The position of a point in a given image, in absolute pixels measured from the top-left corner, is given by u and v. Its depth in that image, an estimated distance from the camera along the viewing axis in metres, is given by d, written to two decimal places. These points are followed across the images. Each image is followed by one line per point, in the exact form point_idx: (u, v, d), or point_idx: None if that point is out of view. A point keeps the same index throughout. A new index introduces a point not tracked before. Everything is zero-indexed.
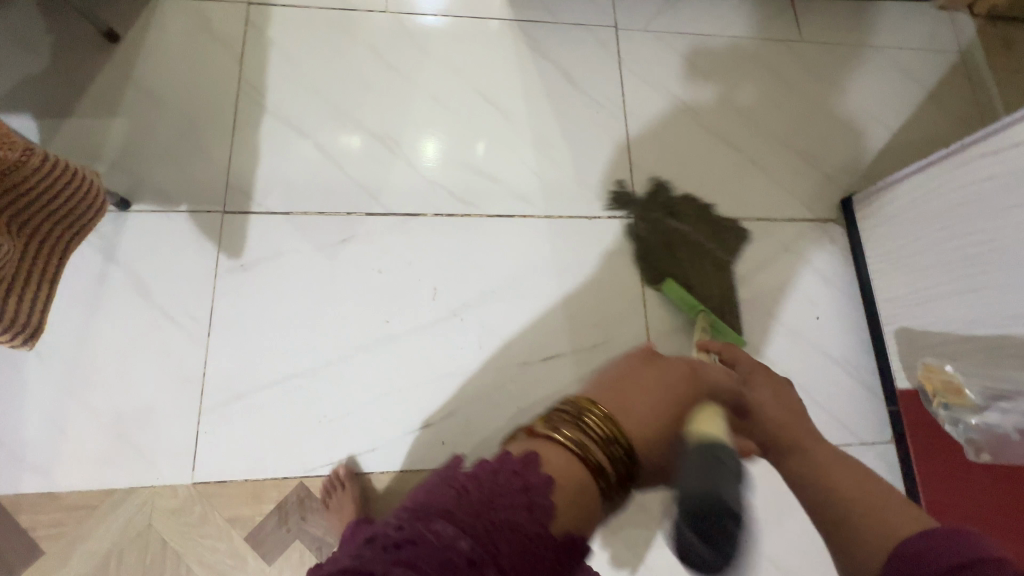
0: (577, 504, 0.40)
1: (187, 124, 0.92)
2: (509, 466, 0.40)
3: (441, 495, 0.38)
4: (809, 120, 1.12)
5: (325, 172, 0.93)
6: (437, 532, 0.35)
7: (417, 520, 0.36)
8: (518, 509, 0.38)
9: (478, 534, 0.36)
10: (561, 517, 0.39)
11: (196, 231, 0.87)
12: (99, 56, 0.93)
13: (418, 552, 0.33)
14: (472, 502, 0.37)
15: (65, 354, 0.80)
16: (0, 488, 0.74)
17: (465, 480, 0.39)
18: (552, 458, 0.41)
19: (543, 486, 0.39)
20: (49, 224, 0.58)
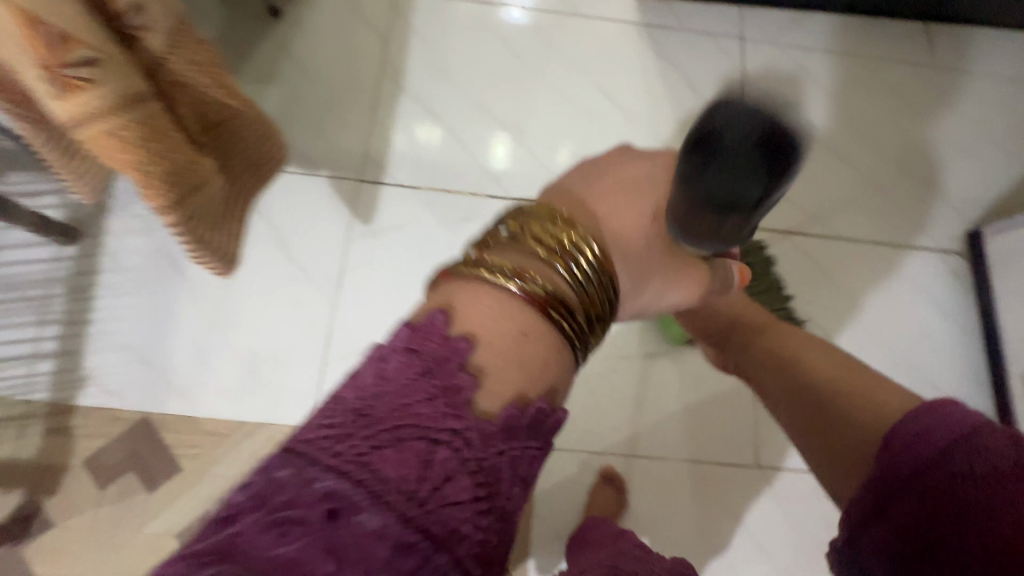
0: (512, 355, 0.36)
1: (333, 97, 0.99)
2: (410, 344, 0.35)
3: (315, 420, 0.32)
4: (935, 147, 1.08)
5: (454, 153, 0.98)
6: (286, 479, 0.29)
7: (272, 467, 0.30)
8: (411, 419, 0.32)
9: (355, 468, 0.29)
10: (488, 369, 0.35)
11: (335, 196, 0.93)
12: (262, 29, 1.01)
13: (254, 518, 0.28)
14: (350, 421, 0.31)
15: (211, 293, 0.87)
16: (148, 406, 0.82)
17: (348, 390, 0.33)
18: (477, 311, 0.37)
19: (450, 363, 0.34)
20: (247, 174, 0.65)
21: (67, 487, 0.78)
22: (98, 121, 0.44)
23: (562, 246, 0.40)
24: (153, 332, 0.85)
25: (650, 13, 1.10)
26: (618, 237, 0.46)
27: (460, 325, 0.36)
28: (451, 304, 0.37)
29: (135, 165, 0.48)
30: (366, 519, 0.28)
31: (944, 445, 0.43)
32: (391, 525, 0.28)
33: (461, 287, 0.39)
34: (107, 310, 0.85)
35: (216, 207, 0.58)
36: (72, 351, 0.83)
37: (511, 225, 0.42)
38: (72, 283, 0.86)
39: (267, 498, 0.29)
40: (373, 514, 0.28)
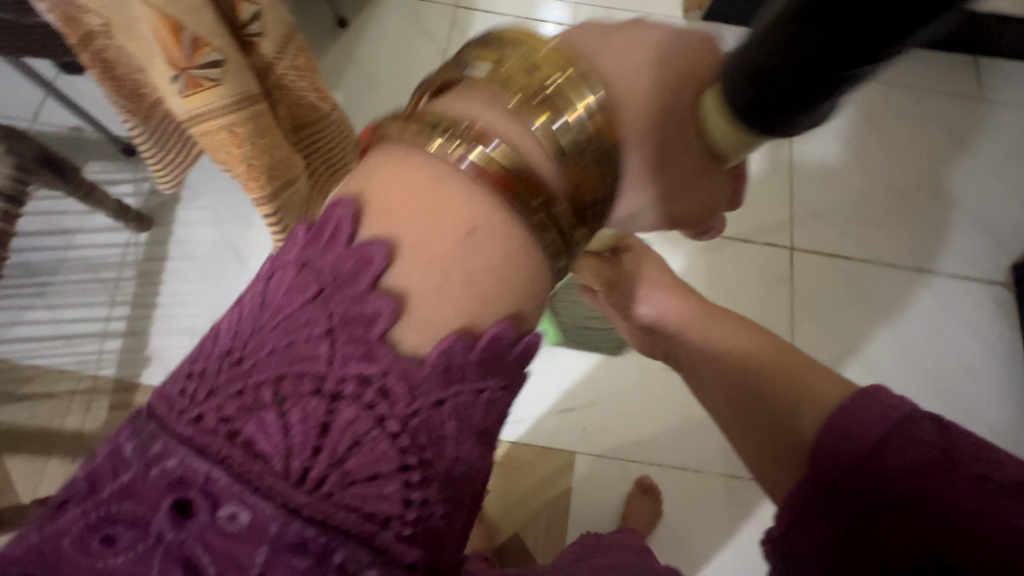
0: (445, 261, 0.26)
1: (392, 105, 1.04)
2: (302, 253, 0.27)
3: (184, 366, 0.27)
4: (980, 178, 1.08)
5: None
6: (129, 459, 0.24)
7: (121, 433, 0.26)
8: (293, 369, 0.25)
9: (211, 441, 0.24)
10: (408, 275, 0.26)
11: None
12: (329, 38, 1.07)
13: (86, 511, 0.24)
14: (223, 369, 0.26)
15: None
16: None
17: (230, 324, 0.27)
18: (389, 195, 0.27)
19: (356, 283, 0.26)
20: (326, 172, 0.69)
21: None
22: (216, 117, 0.49)
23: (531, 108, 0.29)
24: (214, 319, 0.89)
25: None
26: (628, 98, 0.31)
27: (371, 222, 0.27)
28: (362, 183, 0.28)
29: (242, 158, 0.52)
30: (234, 514, 0.23)
31: (878, 439, 0.34)
32: (268, 519, 0.23)
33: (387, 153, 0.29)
34: (172, 295, 0.90)
35: (299, 200, 0.62)
36: (138, 332, 0.88)
37: (473, 74, 0.30)
38: (141, 268, 0.91)
39: (98, 484, 0.24)
40: (243, 505, 0.23)
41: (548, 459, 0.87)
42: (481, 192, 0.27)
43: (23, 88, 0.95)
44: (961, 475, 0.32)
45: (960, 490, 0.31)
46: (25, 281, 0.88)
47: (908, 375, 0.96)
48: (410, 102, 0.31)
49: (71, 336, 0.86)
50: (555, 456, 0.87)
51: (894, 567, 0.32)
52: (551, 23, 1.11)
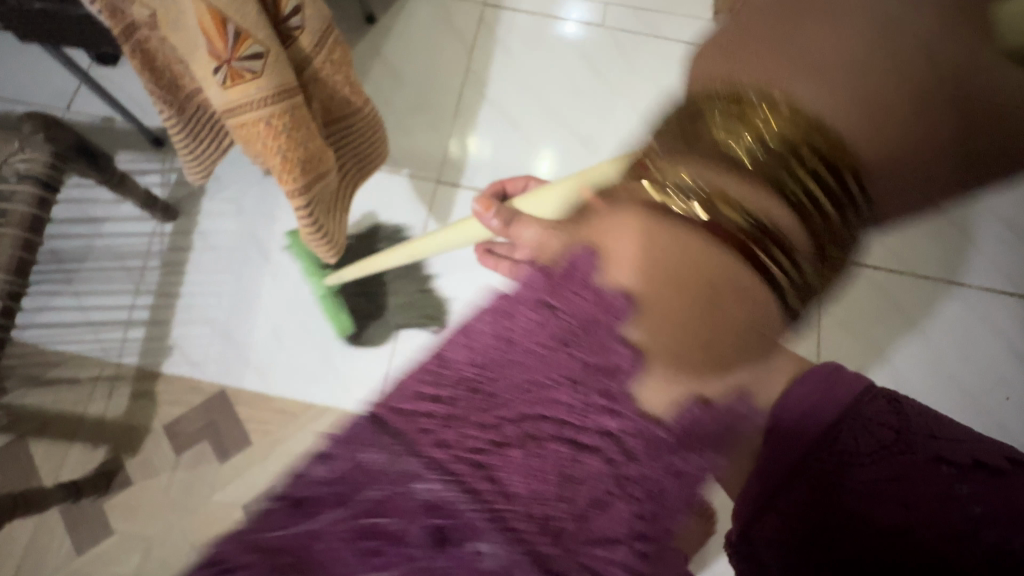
0: (704, 323, 0.27)
1: (418, 101, 1.03)
2: (549, 298, 0.28)
3: (422, 402, 0.29)
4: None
5: (529, 161, 1.01)
6: (401, 476, 0.26)
7: (356, 454, 0.28)
8: (535, 417, 0.27)
9: (471, 477, 0.26)
10: (660, 336, 0.27)
11: (414, 194, 0.97)
12: (357, 33, 1.07)
13: (351, 517, 0.25)
14: (473, 410, 0.28)
15: (293, 278, 0.91)
16: (226, 379, 0.86)
17: (478, 356, 0.29)
18: (648, 258, 0.28)
19: (605, 338, 0.27)
20: (352, 165, 0.68)
21: (147, 448, 0.82)
22: (255, 108, 0.50)
23: (784, 148, 0.28)
24: (237, 310, 0.89)
25: None
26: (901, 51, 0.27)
27: (619, 275, 0.28)
28: (614, 246, 0.29)
29: (279, 150, 0.52)
30: (482, 551, 0.25)
31: (833, 422, 0.46)
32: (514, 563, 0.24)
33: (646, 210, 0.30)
34: (196, 286, 0.90)
35: (328, 193, 0.61)
36: (162, 321, 0.88)
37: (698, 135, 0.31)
38: (167, 258, 0.91)
39: (360, 496, 0.26)
40: (492, 540, 0.25)
41: None
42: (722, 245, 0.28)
43: (56, 76, 0.96)
44: (911, 453, 0.43)
45: (907, 459, 0.43)
46: (52, 267, 0.89)
47: (937, 388, 0.94)
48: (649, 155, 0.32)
49: (96, 323, 0.87)
50: None
51: (855, 533, 0.42)
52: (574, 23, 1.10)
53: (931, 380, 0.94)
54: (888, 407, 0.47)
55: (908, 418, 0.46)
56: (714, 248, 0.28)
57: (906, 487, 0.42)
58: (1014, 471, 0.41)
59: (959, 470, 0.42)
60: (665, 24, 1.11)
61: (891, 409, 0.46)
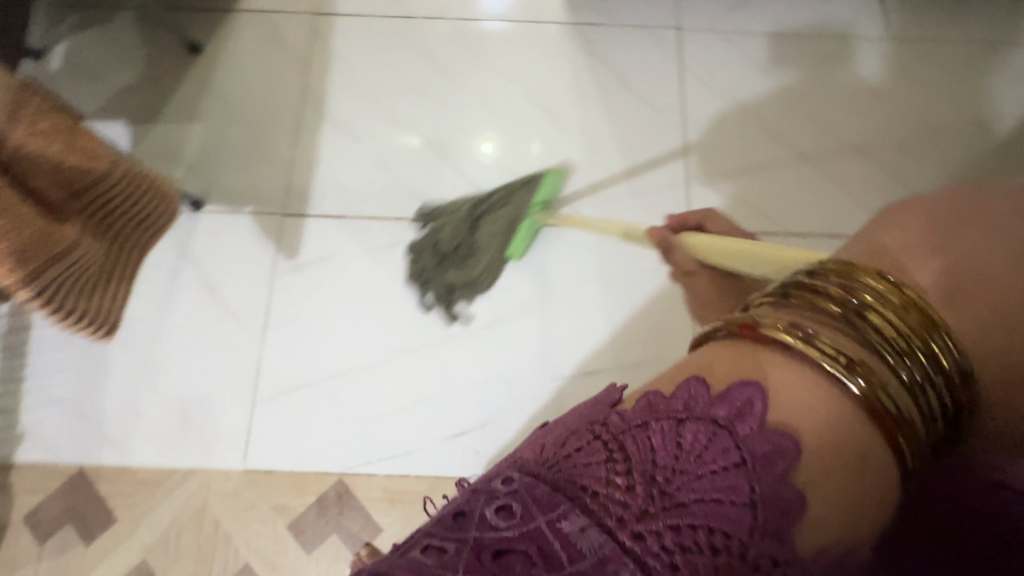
0: (852, 474, 0.28)
1: (256, 131, 0.98)
2: (688, 411, 0.30)
3: (596, 467, 0.30)
4: (893, 129, 1.01)
5: (377, 178, 0.96)
6: (583, 550, 0.27)
7: (539, 509, 0.28)
8: (719, 509, 0.28)
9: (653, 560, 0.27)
10: (818, 477, 0.28)
11: (259, 232, 0.93)
12: (182, 67, 1.01)
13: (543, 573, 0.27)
14: (654, 497, 0.28)
15: (142, 343, 0.88)
16: (83, 458, 0.83)
17: (640, 452, 0.30)
18: (795, 390, 0.29)
19: (777, 467, 0.28)
20: (132, 228, 0.64)
21: (8, 543, 0.80)
22: None
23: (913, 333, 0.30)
24: (87, 384, 0.85)
25: (579, 10, 1.05)
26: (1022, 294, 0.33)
27: (783, 407, 0.29)
28: (744, 368, 0.30)
29: None
30: None
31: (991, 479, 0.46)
32: None
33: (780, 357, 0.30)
34: (41, 365, 0.86)
35: (82, 273, 0.57)
36: (8, 408, 0.85)
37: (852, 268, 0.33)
38: (4, 341, 0.87)
39: (552, 552, 0.27)
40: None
41: (443, 488, 0.83)
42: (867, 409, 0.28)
43: None
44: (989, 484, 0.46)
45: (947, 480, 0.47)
46: None
47: None
48: (805, 279, 0.33)
49: None
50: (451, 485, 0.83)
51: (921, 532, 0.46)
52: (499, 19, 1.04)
53: None
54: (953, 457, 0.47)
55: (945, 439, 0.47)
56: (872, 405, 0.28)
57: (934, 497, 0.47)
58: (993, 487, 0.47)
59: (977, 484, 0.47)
60: (510, 5, 1.05)
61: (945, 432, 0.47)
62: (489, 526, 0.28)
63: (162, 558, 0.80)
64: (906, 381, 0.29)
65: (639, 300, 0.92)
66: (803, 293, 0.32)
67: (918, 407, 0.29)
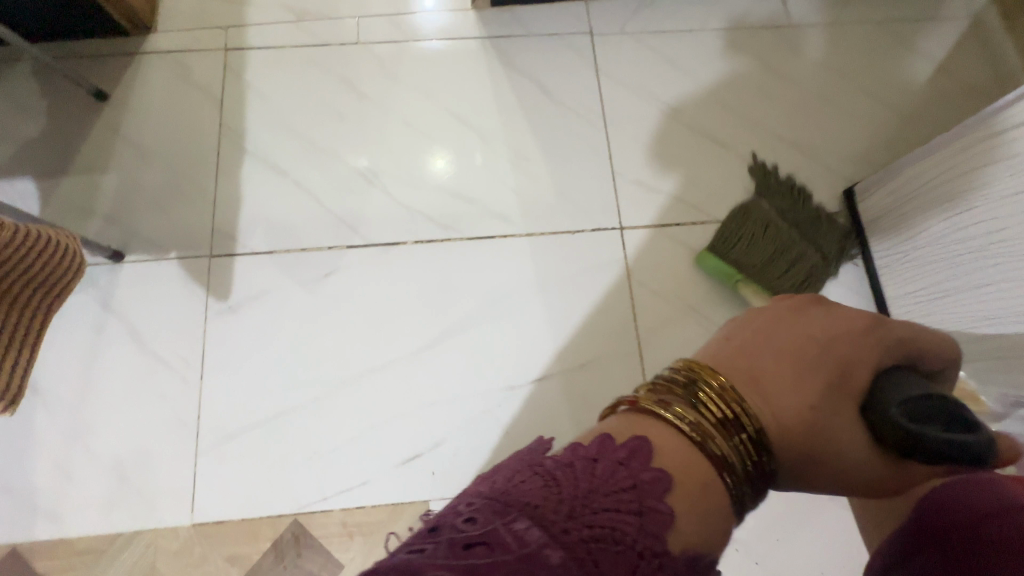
0: (704, 508, 0.35)
1: (173, 174, 0.95)
2: (601, 454, 0.36)
3: (530, 488, 0.34)
4: (799, 115, 1.06)
5: (307, 210, 0.95)
6: (530, 540, 0.31)
7: (496, 516, 0.32)
8: (620, 520, 0.33)
9: (581, 551, 0.31)
10: (686, 500, 0.35)
11: (186, 276, 0.90)
12: (89, 116, 0.98)
13: (500, 557, 0.30)
14: (575, 505, 0.33)
15: (70, 405, 0.84)
16: (15, 536, 0.78)
17: (564, 474, 0.35)
18: (662, 437, 0.37)
19: (658, 488, 0.34)
20: (29, 291, 0.61)
21: None
22: None
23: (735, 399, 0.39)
24: (14, 457, 0.81)
25: (494, 25, 1.07)
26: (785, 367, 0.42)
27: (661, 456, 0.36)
28: (634, 429, 0.38)
29: None
30: None
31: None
32: None
33: (644, 424, 0.38)
34: None
35: None
36: None
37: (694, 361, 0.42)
38: None
39: (509, 544, 0.31)
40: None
41: (403, 515, 0.82)
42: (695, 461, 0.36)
43: None
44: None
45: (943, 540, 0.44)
46: None
47: None
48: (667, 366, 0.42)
49: None
50: (410, 509, 0.83)
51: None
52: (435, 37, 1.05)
53: None
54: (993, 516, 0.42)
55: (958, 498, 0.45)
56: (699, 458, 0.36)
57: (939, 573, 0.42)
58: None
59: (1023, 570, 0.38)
60: (427, 25, 1.06)
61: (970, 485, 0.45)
62: (457, 530, 0.32)
63: None
64: (732, 440, 0.37)
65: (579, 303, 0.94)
66: (670, 375, 0.41)
67: (737, 460, 0.37)
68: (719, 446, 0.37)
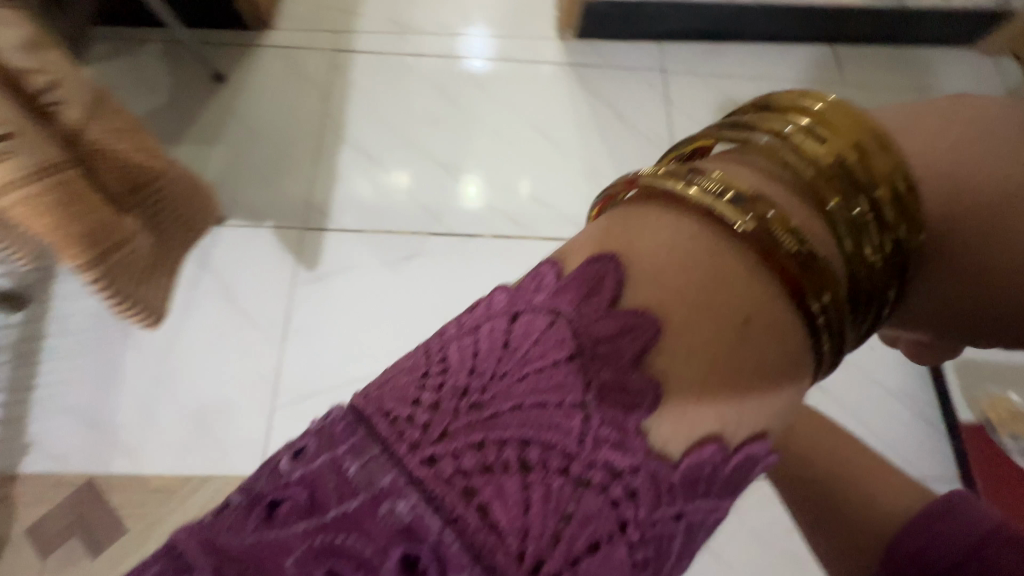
0: (724, 336, 0.26)
1: (277, 153, 1.04)
2: (519, 310, 0.27)
3: (406, 388, 0.27)
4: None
5: (395, 197, 1.02)
6: (358, 485, 0.24)
7: (328, 448, 0.26)
8: (527, 423, 0.25)
9: (444, 490, 0.24)
10: (674, 349, 0.26)
11: (280, 244, 0.96)
12: (207, 94, 1.07)
13: (311, 522, 0.24)
14: (462, 413, 0.25)
15: (160, 350, 0.88)
16: (93, 467, 0.81)
17: (452, 361, 0.27)
18: (662, 237, 0.27)
19: (618, 362, 0.25)
20: (177, 228, 0.67)
21: (6, 559, 0.77)
22: (13, 191, 0.47)
23: (812, 174, 0.28)
24: (99, 393, 0.85)
25: (576, 54, 1.18)
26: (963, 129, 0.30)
27: (648, 279, 0.26)
28: (619, 240, 0.28)
29: (53, 229, 0.50)
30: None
31: None
32: None
33: (659, 199, 0.29)
34: (52, 374, 0.86)
35: (138, 264, 0.60)
36: (16, 419, 0.83)
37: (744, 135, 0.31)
38: (16, 351, 0.86)
39: (324, 500, 0.24)
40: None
41: None
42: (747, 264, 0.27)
43: None
44: None
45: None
46: None
47: None
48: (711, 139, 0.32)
49: None
50: None
51: None
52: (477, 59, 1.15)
53: None
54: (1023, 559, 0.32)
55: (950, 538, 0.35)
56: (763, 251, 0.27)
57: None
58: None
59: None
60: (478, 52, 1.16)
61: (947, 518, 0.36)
62: (282, 474, 0.26)
63: None
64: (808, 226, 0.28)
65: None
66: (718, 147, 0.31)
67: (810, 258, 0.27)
68: (787, 235, 0.27)
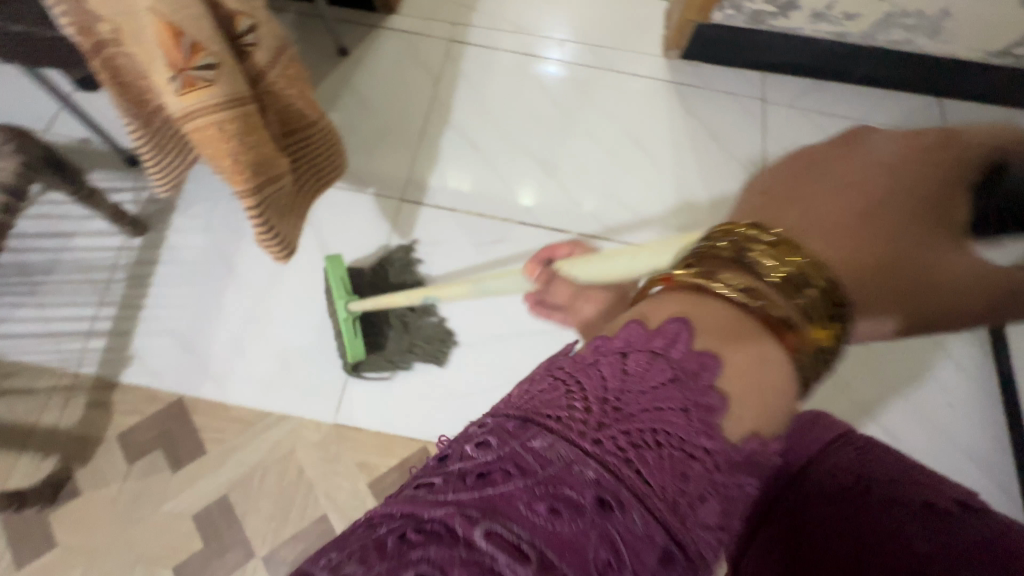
0: (759, 384, 0.27)
1: (386, 127, 1.10)
2: (630, 347, 0.28)
3: (554, 397, 0.26)
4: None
5: (489, 183, 1.06)
6: (546, 455, 0.23)
7: (513, 435, 0.24)
8: (666, 415, 0.25)
9: (613, 458, 0.23)
10: (732, 386, 0.27)
11: (378, 211, 1.02)
12: (329, 65, 1.14)
13: (521, 483, 0.22)
14: (602, 412, 0.25)
15: (255, 291, 0.94)
16: (184, 389, 0.87)
17: (584, 376, 0.27)
18: (704, 314, 0.28)
19: (702, 377, 0.26)
20: (310, 174, 0.72)
21: (97, 458, 0.83)
22: (207, 113, 0.53)
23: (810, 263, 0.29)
24: (198, 322, 0.91)
25: (679, 73, 1.20)
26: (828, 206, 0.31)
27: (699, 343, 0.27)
28: (687, 306, 0.29)
29: (229, 152, 0.56)
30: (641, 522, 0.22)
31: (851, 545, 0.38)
32: (659, 533, 0.22)
33: (679, 292, 0.30)
34: (159, 297, 0.92)
35: (280, 199, 0.65)
36: (123, 333, 0.90)
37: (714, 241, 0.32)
38: (132, 272, 0.93)
39: (527, 465, 0.23)
40: (643, 517, 0.22)
41: None
42: (764, 336, 0.28)
43: (37, 100, 0.99)
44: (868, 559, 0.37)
45: (804, 483, 0.44)
46: (17, 280, 0.91)
47: (881, 391, 0.95)
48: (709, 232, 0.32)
49: (59, 335, 0.89)
50: None
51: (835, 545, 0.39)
52: (550, 64, 1.19)
53: (877, 387, 0.95)
54: (851, 456, 0.46)
55: (797, 443, 0.48)
56: (776, 326, 0.28)
57: (813, 527, 0.41)
58: (971, 512, 0.40)
59: (908, 510, 0.40)
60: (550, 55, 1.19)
61: (799, 432, 0.49)
62: (470, 456, 0.24)
63: (243, 497, 0.82)
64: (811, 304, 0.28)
65: (477, 334, 0.92)
66: (709, 244, 0.31)
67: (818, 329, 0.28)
68: (782, 319, 0.28)
